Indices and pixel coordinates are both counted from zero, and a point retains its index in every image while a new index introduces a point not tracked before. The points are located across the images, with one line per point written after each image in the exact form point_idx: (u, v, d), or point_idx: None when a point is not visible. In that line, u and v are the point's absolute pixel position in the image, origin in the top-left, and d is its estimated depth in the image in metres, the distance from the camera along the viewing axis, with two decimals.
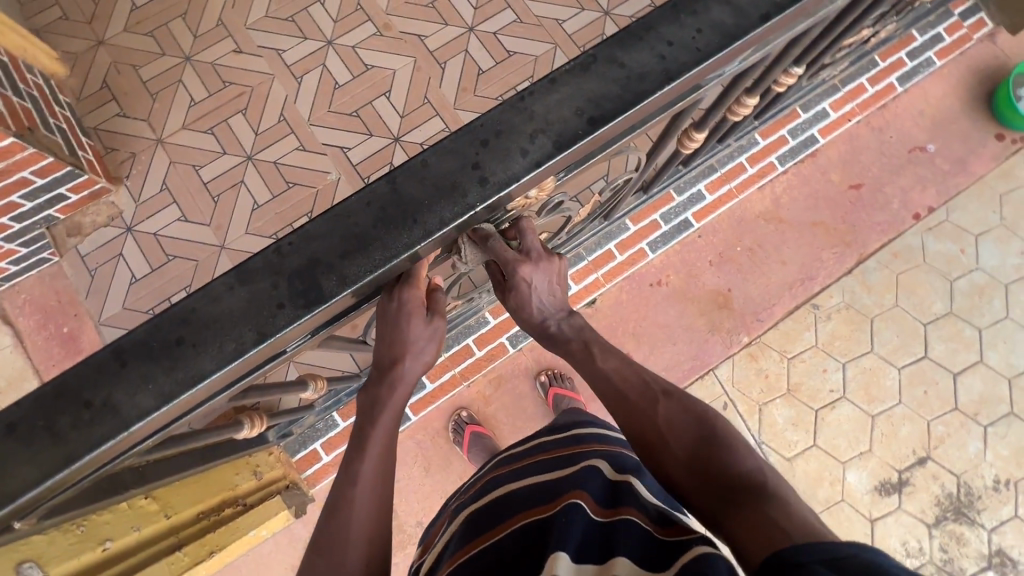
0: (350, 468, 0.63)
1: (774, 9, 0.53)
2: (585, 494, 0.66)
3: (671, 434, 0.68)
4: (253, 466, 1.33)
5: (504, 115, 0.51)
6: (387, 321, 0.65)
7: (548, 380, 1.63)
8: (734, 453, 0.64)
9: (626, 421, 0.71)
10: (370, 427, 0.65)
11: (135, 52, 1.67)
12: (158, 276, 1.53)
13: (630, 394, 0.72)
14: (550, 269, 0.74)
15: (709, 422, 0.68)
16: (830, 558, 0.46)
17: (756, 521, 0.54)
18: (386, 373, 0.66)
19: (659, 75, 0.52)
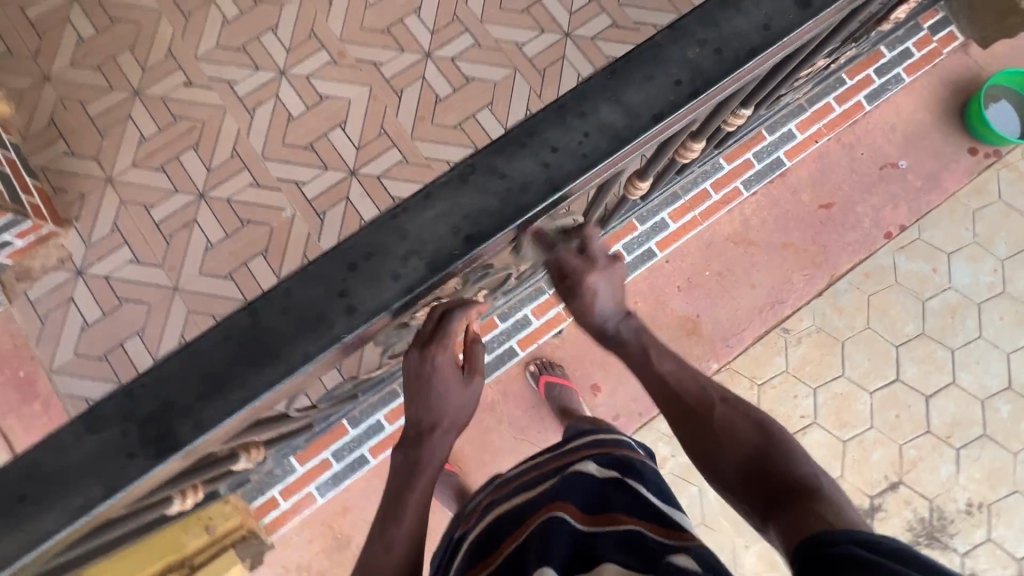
0: (386, 534, 0.73)
1: (668, 106, 0.50)
2: (569, 505, 0.72)
3: (727, 438, 0.78)
4: (205, 521, 1.31)
5: (375, 234, 0.47)
6: (419, 380, 0.70)
7: (537, 369, 1.64)
8: (788, 460, 0.73)
9: (684, 422, 0.82)
10: (404, 502, 0.73)
11: (82, 87, 1.62)
12: (110, 321, 1.50)
13: (686, 397, 0.83)
14: (614, 276, 0.81)
15: (770, 429, 0.78)
16: (858, 540, 0.55)
17: (802, 517, 0.64)
18: (423, 433, 0.73)
19: (543, 185, 0.48)
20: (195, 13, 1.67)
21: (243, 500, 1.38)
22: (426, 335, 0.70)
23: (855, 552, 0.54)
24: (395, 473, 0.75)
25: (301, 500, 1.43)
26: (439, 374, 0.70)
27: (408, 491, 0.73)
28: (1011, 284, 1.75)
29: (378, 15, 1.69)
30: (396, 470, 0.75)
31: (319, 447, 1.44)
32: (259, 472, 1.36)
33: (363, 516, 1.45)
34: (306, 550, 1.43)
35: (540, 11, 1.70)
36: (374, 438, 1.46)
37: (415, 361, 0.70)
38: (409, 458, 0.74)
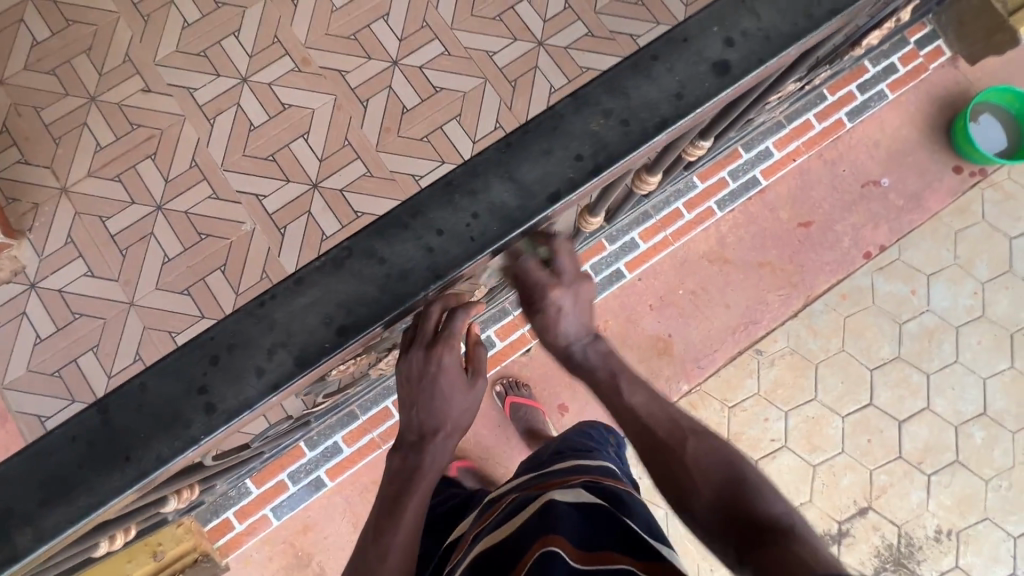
0: (380, 541, 0.64)
1: (567, 184, 0.46)
2: (561, 539, 0.63)
3: (699, 473, 0.64)
4: (154, 547, 1.27)
5: (239, 324, 0.44)
6: (423, 381, 0.60)
7: (503, 390, 1.61)
8: (765, 498, 0.60)
9: (652, 459, 0.67)
10: (399, 512, 0.64)
11: (37, 92, 1.57)
12: (64, 336, 1.47)
13: (657, 430, 0.68)
14: (583, 292, 0.67)
15: (741, 465, 0.65)
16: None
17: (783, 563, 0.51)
18: (422, 439, 0.62)
19: (424, 272, 0.45)
20: (155, 15, 1.61)
21: (196, 523, 1.36)
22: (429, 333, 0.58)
23: None
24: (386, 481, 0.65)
25: (257, 522, 1.41)
26: (444, 376, 0.59)
27: (404, 500, 0.64)
28: (990, 308, 1.72)
29: (344, 20, 1.63)
30: (391, 477, 0.65)
31: (276, 468, 1.41)
32: (212, 495, 1.33)
33: (323, 536, 1.43)
34: (266, 568, 1.41)
35: (513, 19, 1.64)
36: (330, 460, 1.43)
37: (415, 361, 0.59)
38: (409, 462, 0.64)
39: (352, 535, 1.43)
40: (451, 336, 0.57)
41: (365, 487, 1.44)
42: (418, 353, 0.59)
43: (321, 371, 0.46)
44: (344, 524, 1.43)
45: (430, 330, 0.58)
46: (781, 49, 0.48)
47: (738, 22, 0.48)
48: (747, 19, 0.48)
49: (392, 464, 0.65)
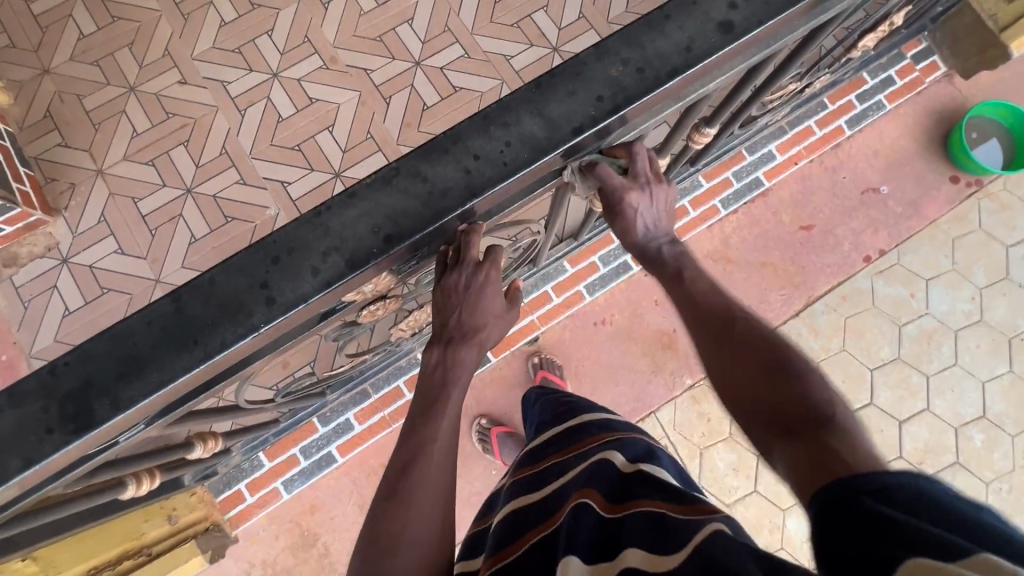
0: (428, 428, 0.72)
1: (589, 121, 0.52)
2: (592, 493, 0.65)
3: (742, 357, 0.65)
4: (168, 510, 1.33)
5: (298, 231, 0.49)
6: (467, 291, 0.72)
7: (539, 363, 1.65)
8: (813, 390, 0.60)
9: (708, 340, 0.68)
10: (442, 402, 0.72)
11: (80, 81, 1.67)
12: (92, 310, 1.53)
13: (706, 311, 0.70)
14: (659, 194, 0.69)
15: (792, 357, 0.63)
16: (876, 490, 0.44)
17: (823, 456, 0.52)
18: (465, 335, 0.74)
19: (462, 191, 0.51)
20: (194, 14, 1.72)
21: (209, 493, 1.39)
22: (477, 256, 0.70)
23: (875, 507, 0.43)
24: (429, 374, 0.75)
25: (267, 495, 1.44)
26: (485, 286, 0.72)
27: (446, 394, 0.73)
28: (987, 313, 1.76)
29: (371, 23, 1.73)
30: (432, 368, 0.74)
31: (289, 443, 1.45)
32: (226, 465, 1.37)
33: (331, 515, 1.46)
34: (273, 545, 1.44)
35: (529, 26, 1.74)
36: (341, 436, 1.47)
37: (463, 275, 0.71)
38: (448, 357, 0.74)
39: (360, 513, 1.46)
40: (494, 257, 0.73)
41: (374, 467, 1.48)
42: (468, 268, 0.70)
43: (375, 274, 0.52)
44: (352, 503, 1.46)
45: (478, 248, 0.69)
46: (779, 12, 0.55)
47: None
48: None
49: (431, 359, 0.75)
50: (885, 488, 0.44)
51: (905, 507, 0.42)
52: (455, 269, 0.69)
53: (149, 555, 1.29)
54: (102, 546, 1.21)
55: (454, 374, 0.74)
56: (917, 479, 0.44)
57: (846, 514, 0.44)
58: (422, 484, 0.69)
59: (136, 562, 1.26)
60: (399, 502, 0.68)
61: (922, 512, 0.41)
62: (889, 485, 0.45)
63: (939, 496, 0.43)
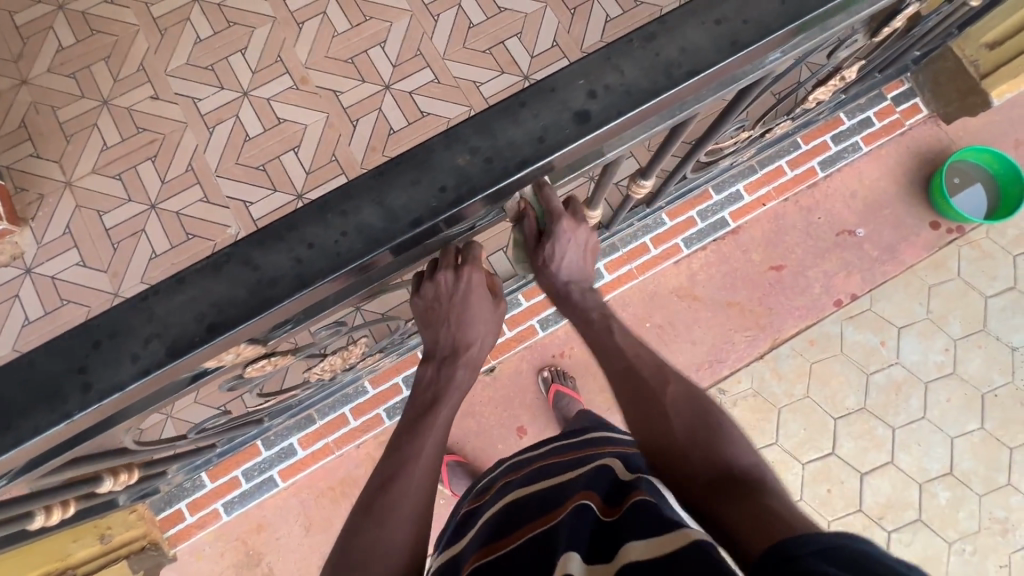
0: (412, 446, 0.73)
1: (429, 212, 0.51)
2: (593, 495, 0.69)
3: (676, 413, 0.80)
4: (102, 529, 1.33)
5: (122, 315, 0.49)
6: (453, 300, 0.73)
7: (550, 376, 1.63)
8: (733, 447, 0.73)
9: (641, 398, 0.83)
10: (429, 420, 0.75)
11: (55, 93, 1.69)
12: (51, 320, 1.55)
13: (644, 371, 0.87)
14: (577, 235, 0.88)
15: (712, 417, 0.79)
16: (822, 549, 0.49)
17: (758, 509, 0.60)
18: (457, 353, 0.78)
19: (292, 282, 0.50)
20: (171, 30, 1.74)
21: (150, 510, 1.40)
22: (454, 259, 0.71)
23: (820, 567, 0.48)
24: (421, 390, 0.79)
25: (206, 516, 1.44)
26: (470, 294, 0.73)
27: (435, 409, 0.77)
28: (961, 366, 1.70)
29: (344, 45, 1.74)
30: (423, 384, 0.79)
31: (231, 465, 1.45)
32: (167, 484, 1.38)
33: (275, 536, 1.46)
34: (215, 564, 1.44)
35: (501, 52, 1.73)
36: (283, 461, 1.47)
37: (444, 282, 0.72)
38: (440, 377, 0.78)
39: (305, 536, 1.46)
40: (471, 255, 0.71)
41: (321, 490, 1.48)
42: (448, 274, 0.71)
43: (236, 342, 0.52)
44: (297, 526, 1.47)
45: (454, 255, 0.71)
46: (640, 103, 0.53)
47: (603, 76, 0.52)
48: (611, 75, 0.52)
49: (425, 375, 0.80)
50: (830, 546, 0.49)
51: (842, 569, 0.47)
52: (434, 276, 0.71)
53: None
54: (31, 564, 1.22)
55: (444, 390, 0.78)
56: (853, 539, 0.49)
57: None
58: (401, 500, 0.67)
59: None
60: (375, 519, 0.65)
61: (853, 573, 0.46)
62: (829, 544, 0.49)
63: (878, 559, 0.48)
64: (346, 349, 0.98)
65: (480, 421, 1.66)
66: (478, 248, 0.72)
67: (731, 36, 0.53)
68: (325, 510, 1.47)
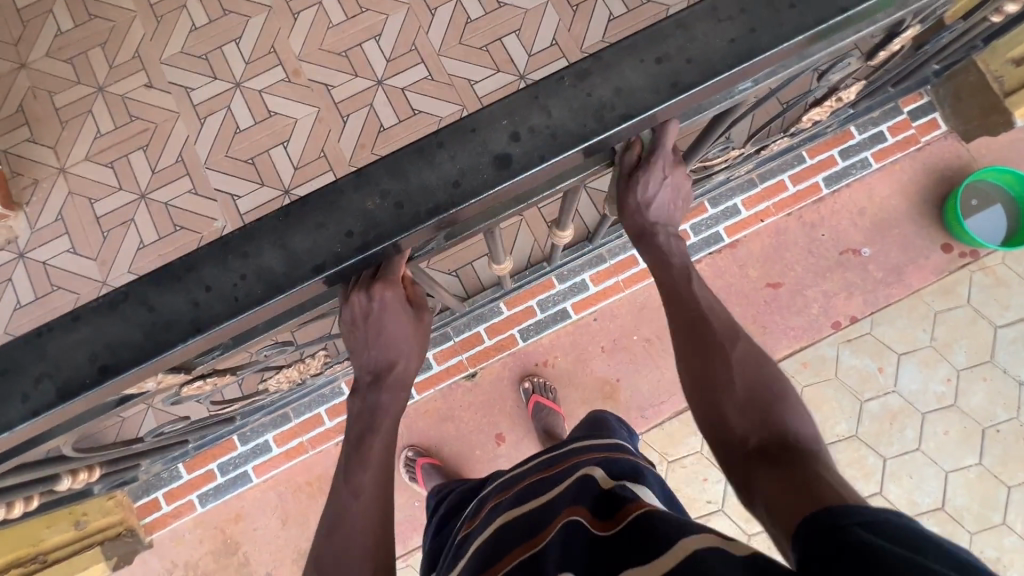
0: (352, 481, 0.69)
1: (333, 258, 0.48)
2: (580, 511, 0.65)
3: (736, 368, 0.65)
4: (78, 516, 1.38)
5: (14, 351, 0.47)
6: (370, 320, 0.68)
7: (531, 387, 1.60)
8: (794, 415, 0.61)
9: (693, 340, 0.69)
10: (366, 449, 0.71)
11: (53, 78, 1.70)
12: (42, 305, 1.58)
13: (710, 319, 0.70)
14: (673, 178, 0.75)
15: (777, 377, 0.65)
16: (863, 522, 0.42)
17: (815, 486, 0.50)
18: (382, 377, 0.74)
19: (187, 325, 0.48)
20: (167, 17, 1.73)
21: (127, 498, 1.43)
22: (367, 275, 0.65)
23: (865, 539, 0.41)
24: (352, 423, 0.74)
25: (182, 506, 1.47)
26: (386, 311, 0.68)
27: (372, 432, 0.72)
28: (962, 398, 1.62)
29: (339, 37, 1.70)
30: (356, 415, 0.74)
31: (207, 458, 1.47)
32: (145, 473, 1.40)
33: (252, 528, 1.48)
34: (192, 552, 1.47)
35: (498, 50, 1.68)
36: (258, 457, 1.48)
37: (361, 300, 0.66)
38: (368, 404, 0.73)
39: (279, 530, 1.48)
40: (387, 273, 0.65)
41: (298, 486, 1.49)
42: (361, 295, 0.65)
43: (138, 381, 0.50)
44: (273, 519, 1.48)
45: (369, 271, 0.65)
46: (566, 148, 0.49)
47: (528, 117, 0.49)
48: (537, 115, 0.49)
49: (353, 409, 0.74)
50: (873, 519, 0.42)
51: (894, 543, 0.40)
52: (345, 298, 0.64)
53: (47, 561, 1.35)
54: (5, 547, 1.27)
55: (375, 417, 0.72)
56: (899, 515, 0.43)
57: (832, 550, 0.42)
58: (351, 543, 0.66)
59: (35, 566, 1.34)
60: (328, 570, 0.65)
61: (905, 547, 0.39)
62: (873, 518, 0.43)
63: (926, 535, 0.40)
64: (302, 361, 0.99)
65: (458, 426, 1.65)
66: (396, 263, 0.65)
67: (672, 77, 0.49)
68: (299, 506, 1.48)
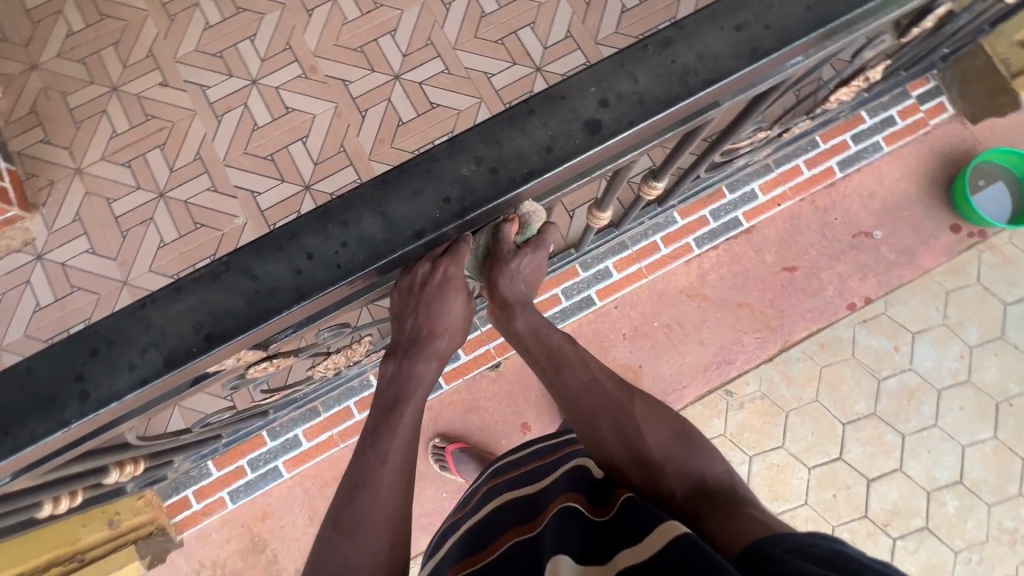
0: (379, 447, 0.69)
1: (432, 224, 0.50)
2: (576, 498, 0.64)
3: (646, 427, 0.73)
4: (110, 515, 1.35)
5: (120, 323, 0.48)
6: (425, 291, 0.68)
7: None
8: (707, 460, 0.68)
9: (602, 411, 0.76)
10: (396, 417, 0.72)
11: (66, 79, 1.69)
12: (61, 306, 1.56)
13: (607, 383, 0.80)
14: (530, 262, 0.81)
15: (680, 427, 0.73)
16: (795, 548, 0.46)
17: (744, 522, 0.55)
18: (420, 344, 0.74)
19: (291, 292, 0.48)
20: (180, 15, 1.72)
21: (157, 497, 1.42)
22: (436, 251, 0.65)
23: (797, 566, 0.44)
24: (385, 388, 0.75)
25: (212, 504, 1.46)
26: (446, 288, 0.69)
27: (402, 406, 0.72)
28: (976, 373, 1.66)
29: (354, 33, 1.71)
30: (389, 379, 0.75)
31: (236, 455, 1.47)
32: (175, 472, 1.39)
33: (281, 524, 1.47)
34: (221, 549, 1.46)
35: (513, 43, 1.69)
36: (289, 451, 1.48)
37: (421, 273, 0.66)
38: (403, 370, 0.74)
39: (308, 526, 1.48)
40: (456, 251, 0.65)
41: (326, 480, 1.49)
42: (425, 266, 0.66)
43: (239, 349, 0.51)
44: (301, 515, 1.48)
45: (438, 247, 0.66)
46: (654, 113, 0.50)
47: (616, 84, 0.50)
48: (624, 82, 0.50)
49: (387, 371, 0.76)
50: (800, 545, 0.46)
51: (816, 562, 0.44)
52: (411, 267, 0.65)
53: (82, 561, 1.33)
54: (39, 548, 1.25)
55: (407, 386, 0.73)
56: (824, 537, 0.47)
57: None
58: (371, 511, 0.65)
59: (69, 567, 1.31)
60: (346, 532, 0.64)
61: (833, 569, 0.43)
62: (802, 542, 0.47)
63: (850, 557, 0.45)
64: (350, 348, 0.99)
65: (483, 416, 1.66)
66: (465, 242, 0.65)
67: (752, 42, 0.51)
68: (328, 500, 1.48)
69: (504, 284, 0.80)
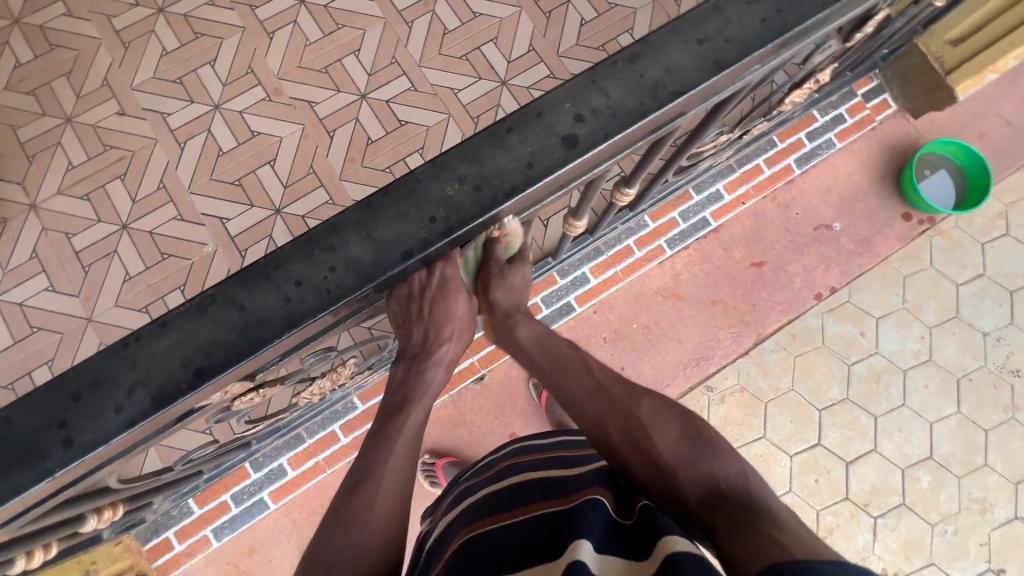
0: (385, 443, 0.70)
1: (420, 243, 0.50)
2: (602, 492, 0.66)
3: (655, 430, 0.73)
4: (86, 565, 1.25)
5: (103, 363, 0.47)
6: (425, 297, 0.69)
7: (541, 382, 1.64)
8: (719, 461, 0.67)
9: (610, 414, 0.77)
10: (403, 418, 0.73)
11: (16, 112, 1.62)
12: (21, 349, 1.49)
13: (614, 388, 0.80)
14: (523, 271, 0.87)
15: (689, 426, 0.73)
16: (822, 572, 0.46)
17: (759, 539, 0.55)
18: (429, 350, 0.76)
19: (280, 321, 0.48)
20: (135, 43, 1.68)
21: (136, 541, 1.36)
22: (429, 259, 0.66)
23: None
24: (394, 391, 0.76)
25: (196, 543, 1.41)
26: (442, 292, 0.70)
27: (411, 409, 0.74)
28: (937, 352, 1.75)
29: (317, 54, 1.70)
30: (399, 382, 0.76)
31: (219, 489, 1.42)
32: (154, 513, 1.33)
33: (268, 558, 1.43)
34: None
35: (477, 58, 1.72)
36: (274, 482, 1.44)
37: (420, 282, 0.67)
38: (413, 374, 0.76)
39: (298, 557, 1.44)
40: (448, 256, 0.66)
41: (313, 509, 1.45)
42: (421, 275, 0.66)
43: (228, 383, 0.51)
44: (290, 546, 1.44)
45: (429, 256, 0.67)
46: (627, 126, 0.52)
47: (589, 99, 0.52)
48: (597, 97, 0.52)
49: (397, 375, 0.77)
50: None
51: None
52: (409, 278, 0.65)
53: None
54: None
55: (416, 390, 0.75)
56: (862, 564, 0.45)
57: None
58: (371, 508, 0.65)
59: None
60: (342, 524, 0.63)
61: None
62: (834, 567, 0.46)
63: None
64: (335, 371, 0.99)
65: (471, 430, 1.65)
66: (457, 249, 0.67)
67: (714, 55, 0.54)
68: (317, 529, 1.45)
69: (503, 296, 0.86)
